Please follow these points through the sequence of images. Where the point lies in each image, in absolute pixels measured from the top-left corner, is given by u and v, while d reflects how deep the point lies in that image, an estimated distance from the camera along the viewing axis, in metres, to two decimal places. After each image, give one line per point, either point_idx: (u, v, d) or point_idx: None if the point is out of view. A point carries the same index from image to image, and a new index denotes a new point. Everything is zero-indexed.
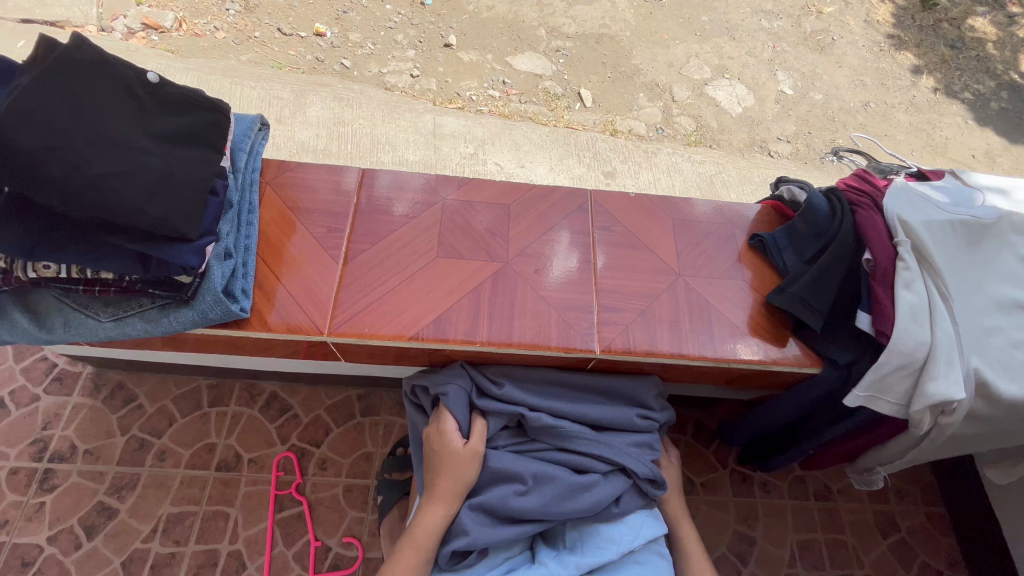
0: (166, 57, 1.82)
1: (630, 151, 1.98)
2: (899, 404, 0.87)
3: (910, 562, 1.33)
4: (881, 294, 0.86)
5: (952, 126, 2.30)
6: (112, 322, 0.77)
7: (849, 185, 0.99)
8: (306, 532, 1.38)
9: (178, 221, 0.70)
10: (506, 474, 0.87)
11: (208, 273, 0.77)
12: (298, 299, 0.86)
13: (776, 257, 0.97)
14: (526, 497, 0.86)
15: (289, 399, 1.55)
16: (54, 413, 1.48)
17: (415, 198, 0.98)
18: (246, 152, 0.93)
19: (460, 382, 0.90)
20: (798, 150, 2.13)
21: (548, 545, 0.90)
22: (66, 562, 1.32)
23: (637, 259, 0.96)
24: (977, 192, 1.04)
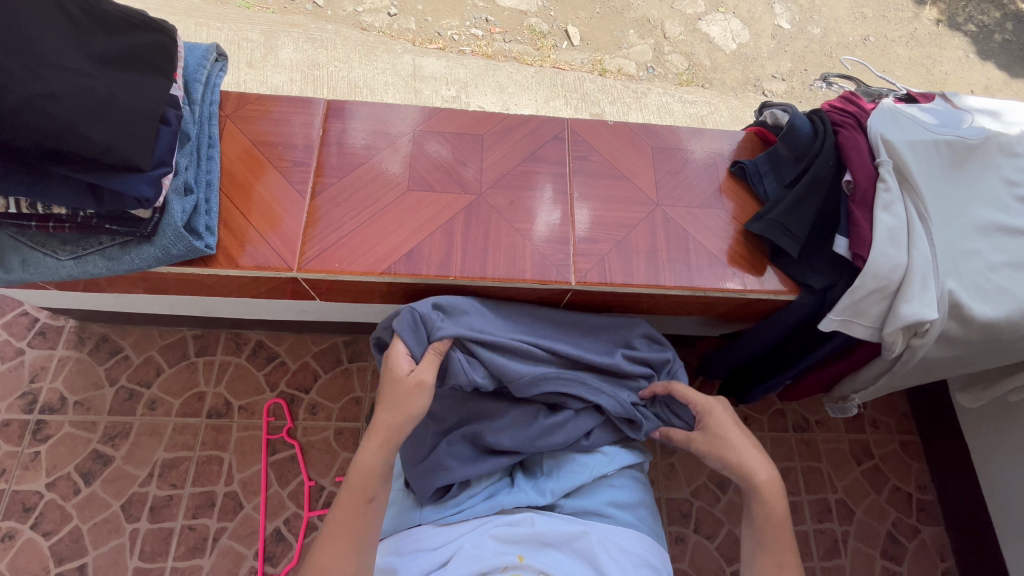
0: None
1: (620, 92, 1.91)
2: (872, 327, 0.88)
3: (881, 485, 1.39)
4: (859, 217, 0.85)
5: (953, 60, 2.21)
6: (73, 261, 0.75)
7: (833, 106, 0.95)
8: (301, 473, 1.42)
9: (126, 149, 0.66)
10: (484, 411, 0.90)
11: (167, 209, 0.75)
12: (266, 236, 0.83)
13: (756, 184, 0.95)
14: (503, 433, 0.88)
15: (276, 347, 1.55)
16: (40, 366, 1.48)
17: (385, 131, 0.95)
18: (202, 83, 0.87)
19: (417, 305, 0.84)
20: (793, 89, 2.05)
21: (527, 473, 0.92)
22: (66, 506, 1.36)
23: (614, 188, 0.94)
24: (966, 114, 1.01)
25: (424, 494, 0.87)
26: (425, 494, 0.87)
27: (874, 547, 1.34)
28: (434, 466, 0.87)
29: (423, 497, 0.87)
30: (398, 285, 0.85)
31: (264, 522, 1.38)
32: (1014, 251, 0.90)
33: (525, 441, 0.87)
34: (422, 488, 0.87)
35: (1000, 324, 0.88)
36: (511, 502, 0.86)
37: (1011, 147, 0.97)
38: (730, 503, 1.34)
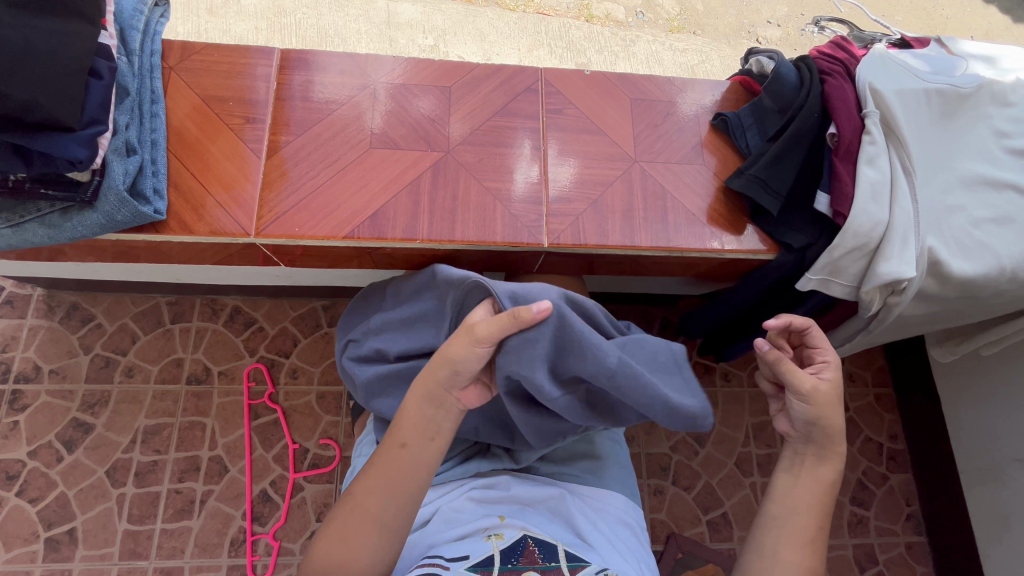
0: None
1: (607, 40, 1.81)
2: (851, 286, 0.87)
3: (854, 438, 1.43)
4: (843, 172, 0.81)
5: (954, 4, 2.11)
6: (10, 229, 0.70)
7: (821, 52, 0.90)
8: (284, 437, 1.43)
9: (48, 105, 0.60)
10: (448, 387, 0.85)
11: (107, 171, 0.70)
12: (222, 202, 0.79)
13: (738, 138, 0.90)
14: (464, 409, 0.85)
15: (254, 313, 1.53)
16: (11, 336, 1.44)
17: (344, 82, 0.88)
18: (139, 31, 0.80)
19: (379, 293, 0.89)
20: (789, 36, 1.96)
21: None
22: (50, 473, 1.37)
23: (591, 144, 0.90)
24: (961, 60, 0.96)
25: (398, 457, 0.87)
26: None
27: (844, 494, 1.39)
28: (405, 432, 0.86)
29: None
30: (362, 249, 0.82)
31: (250, 484, 1.39)
32: (998, 206, 0.88)
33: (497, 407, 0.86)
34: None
35: (978, 281, 0.87)
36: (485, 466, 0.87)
37: (1003, 96, 0.93)
38: (708, 456, 1.38)
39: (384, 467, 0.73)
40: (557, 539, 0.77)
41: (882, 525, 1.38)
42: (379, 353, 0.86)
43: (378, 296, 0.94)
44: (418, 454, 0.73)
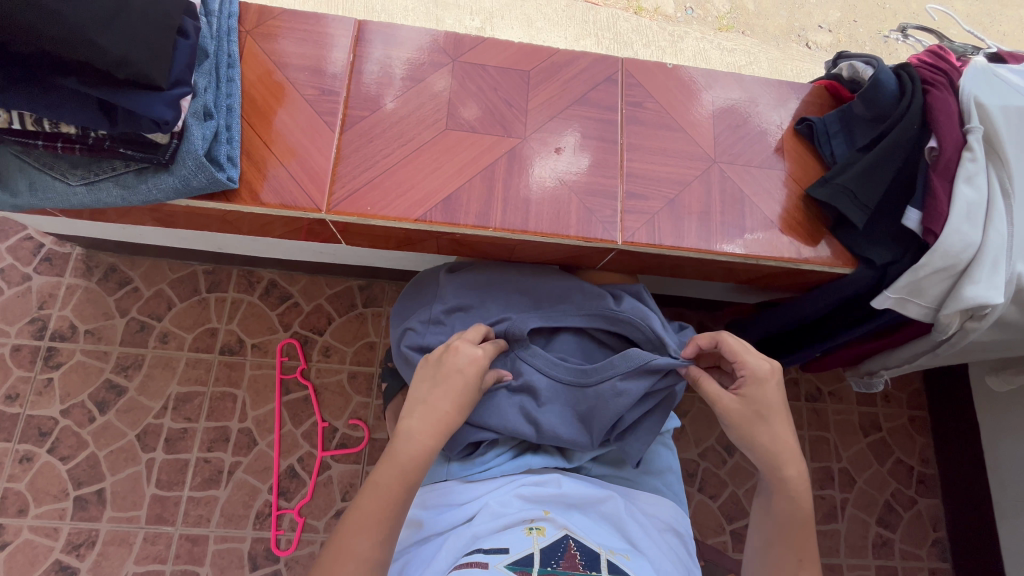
0: None
1: (657, 34, 1.77)
2: (929, 307, 0.84)
3: (887, 458, 1.41)
4: (938, 188, 0.78)
5: (1013, 19, 2.04)
6: (84, 187, 0.68)
7: (922, 62, 0.86)
8: (314, 413, 1.43)
9: (142, 63, 0.58)
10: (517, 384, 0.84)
11: (186, 134, 0.68)
12: (295, 175, 0.77)
13: (823, 145, 0.87)
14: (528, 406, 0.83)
15: (289, 287, 1.52)
16: (48, 293, 1.44)
17: (421, 60, 0.85)
18: None
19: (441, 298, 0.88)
20: (841, 41, 1.90)
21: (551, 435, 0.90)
22: (82, 433, 1.37)
23: (669, 141, 0.86)
24: None
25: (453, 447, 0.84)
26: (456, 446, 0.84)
27: (872, 514, 1.37)
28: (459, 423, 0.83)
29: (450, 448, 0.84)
30: (432, 233, 0.80)
31: (278, 459, 1.39)
32: None
33: (557, 405, 0.83)
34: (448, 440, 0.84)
35: None
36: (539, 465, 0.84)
37: None
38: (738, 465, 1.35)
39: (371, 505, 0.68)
40: (600, 547, 0.73)
41: (909, 549, 1.36)
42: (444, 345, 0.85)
43: (433, 281, 0.91)
44: (408, 490, 0.70)
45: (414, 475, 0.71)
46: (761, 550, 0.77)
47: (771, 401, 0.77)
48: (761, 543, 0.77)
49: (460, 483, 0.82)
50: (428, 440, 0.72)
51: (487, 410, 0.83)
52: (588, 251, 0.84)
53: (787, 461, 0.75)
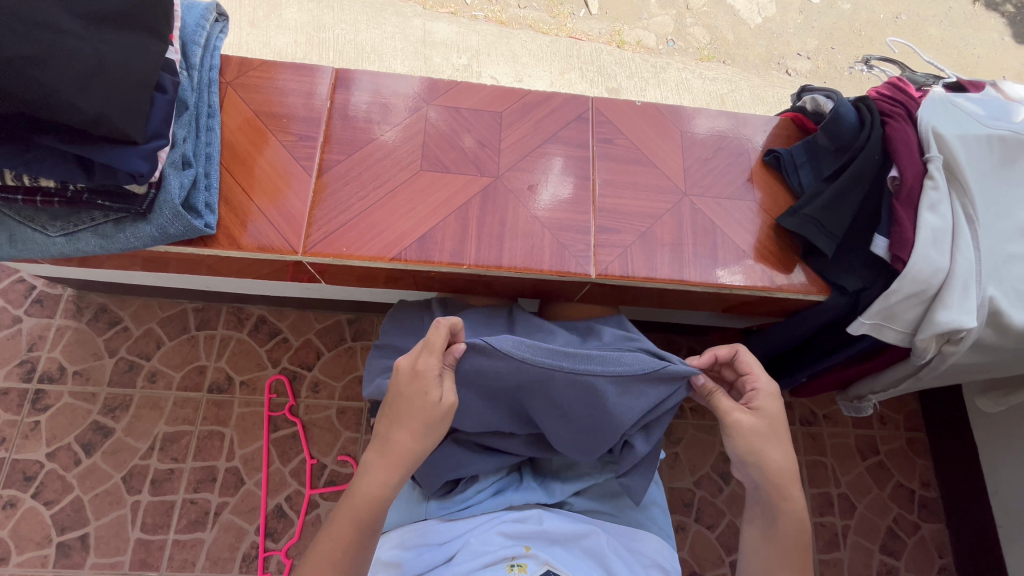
0: None
1: (639, 66, 1.85)
2: (905, 332, 0.84)
3: (886, 483, 1.38)
4: (902, 216, 0.79)
5: (984, 42, 2.11)
6: (63, 238, 0.69)
7: (880, 94, 0.89)
8: (302, 451, 1.42)
9: (117, 120, 0.60)
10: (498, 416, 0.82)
11: (163, 184, 0.70)
12: (271, 218, 0.78)
13: (791, 176, 0.89)
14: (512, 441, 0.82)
15: (279, 323, 1.52)
16: (38, 335, 1.45)
17: (398, 104, 0.88)
18: (201, 45, 0.80)
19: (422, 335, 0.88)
20: (819, 68, 1.97)
21: (535, 470, 0.87)
22: (67, 476, 1.35)
23: (640, 175, 0.88)
24: (1017, 105, 0.94)
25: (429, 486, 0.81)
26: (432, 485, 0.81)
27: (874, 542, 1.33)
28: (435, 462, 0.80)
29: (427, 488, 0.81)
30: (407, 272, 0.81)
31: (266, 498, 1.37)
32: None
33: (538, 438, 0.83)
34: (424, 481, 0.81)
35: None
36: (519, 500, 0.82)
37: None
38: (733, 494, 1.34)
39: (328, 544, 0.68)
40: None
41: None
42: None
43: (413, 317, 0.92)
44: (361, 528, 0.70)
45: (372, 516, 0.70)
46: (761, 573, 0.76)
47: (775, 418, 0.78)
48: (762, 566, 0.77)
49: (441, 522, 0.81)
50: (382, 477, 0.70)
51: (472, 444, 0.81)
52: (564, 285, 0.85)
53: (790, 482, 0.76)
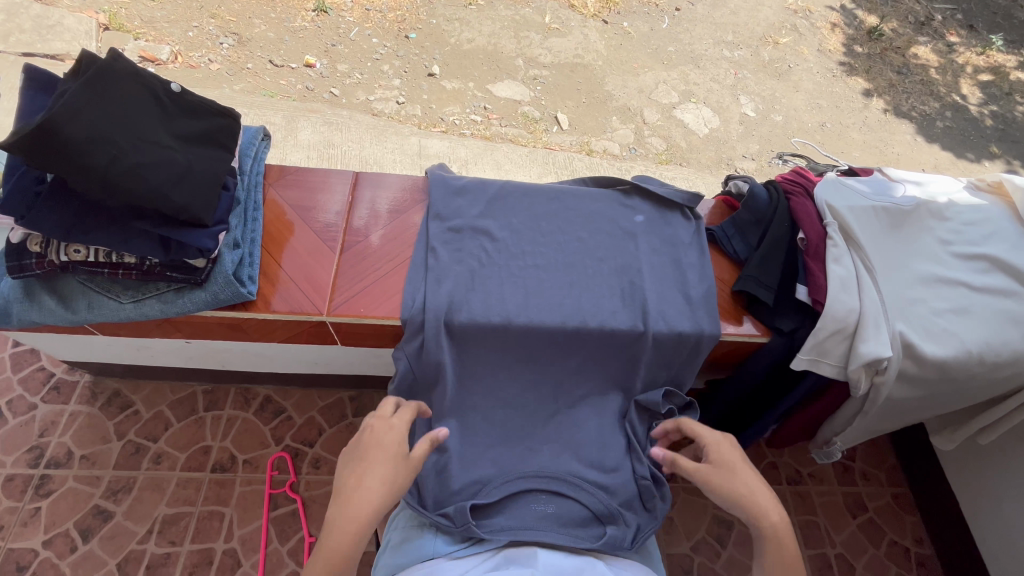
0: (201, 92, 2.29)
1: (606, 169, 2.40)
2: (839, 366, 0.99)
3: (879, 540, 1.45)
4: (815, 269, 1.00)
5: (864, 143, 2.95)
6: (131, 304, 0.84)
7: (785, 178, 1.14)
8: (302, 528, 1.43)
9: (198, 209, 0.78)
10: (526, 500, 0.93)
11: (219, 260, 0.87)
12: (301, 287, 0.96)
13: (726, 244, 1.11)
14: (533, 506, 0.92)
15: (283, 402, 1.61)
16: (51, 421, 1.51)
17: (400, 197, 1.10)
18: (251, 157, 1.02)
19: (477, 479, 0.95)
20: (762, 166, 2.70)
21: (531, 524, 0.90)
22: (61, 565, 1.34)
23: (583, 254, 1.07)
24: (898, 185, 1.18)
25: (421, 498, 0.92)
26: (428, 500, 0.92)
27: None
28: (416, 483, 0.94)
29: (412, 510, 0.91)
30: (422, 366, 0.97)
31: None
32: (954, 299, 1.05)
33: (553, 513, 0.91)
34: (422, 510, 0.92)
35: (950, 363, 1.01)
36: (503, 538, 0.87)
37: (940, 213, 1.15)
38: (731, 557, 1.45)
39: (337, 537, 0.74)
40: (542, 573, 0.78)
41: None
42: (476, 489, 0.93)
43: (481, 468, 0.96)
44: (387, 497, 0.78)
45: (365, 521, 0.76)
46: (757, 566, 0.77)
47: (730, 461, 0.86)
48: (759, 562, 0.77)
49: (446, 559, 0.85)
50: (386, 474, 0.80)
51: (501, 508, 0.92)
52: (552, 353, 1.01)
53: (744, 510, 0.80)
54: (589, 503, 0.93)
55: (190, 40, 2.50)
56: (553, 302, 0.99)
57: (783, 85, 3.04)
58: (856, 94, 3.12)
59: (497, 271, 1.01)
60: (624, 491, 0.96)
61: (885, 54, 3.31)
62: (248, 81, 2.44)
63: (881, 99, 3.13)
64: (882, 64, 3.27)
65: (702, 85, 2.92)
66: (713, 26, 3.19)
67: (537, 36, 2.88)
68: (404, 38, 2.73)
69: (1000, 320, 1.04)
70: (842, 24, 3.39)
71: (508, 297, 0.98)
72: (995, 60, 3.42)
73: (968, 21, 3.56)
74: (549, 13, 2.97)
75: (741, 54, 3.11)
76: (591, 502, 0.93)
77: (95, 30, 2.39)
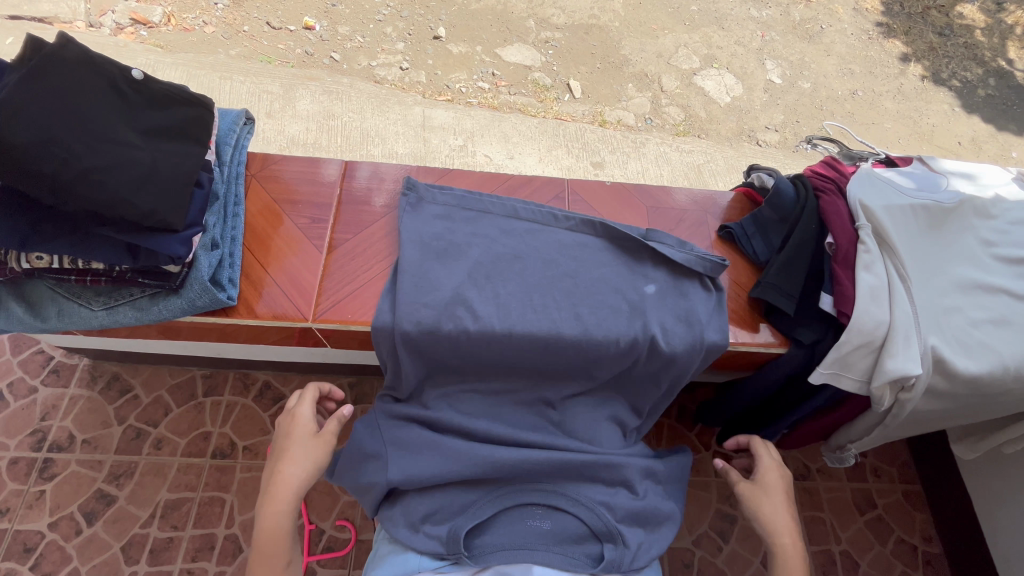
0: (194, 57, 2.17)
1: (619, 142, 2.27)
2: (862, 381, 0.92)
3: (886, 537, 1.41)
4: (843, 277, 0.92)
5: (899, 113, 2.75)
6: (104, 311, 0.79)
7: (815, 172, 1.06)
8: (300, 516, 1.39)
9: (163, 214, 0.72)
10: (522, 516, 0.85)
11: (195, 263, 0.81)
12: (285, 289, 0.90)
13: (746, 245, 1.04)
14: (528, 522, 0.85)
15: (283, 388, 1.59)
16: (52, 405, 1.51)
17: (392, 189, 1.02)
18: (232, 145, 0.94)
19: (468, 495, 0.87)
20: (785, 139, 2.54)
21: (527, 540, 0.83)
22: (67, 547, 1.36)
23: (586, 256, 0.97)
24: (940, 177, 1.07)
25: (407, 512, 0.86)
26: (415, 516, 0.86)
27: None
28: (401, 500, 0.87)
29: (398, 525, 0.86)
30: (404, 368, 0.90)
31: None
32: (994, 308, 0.96)
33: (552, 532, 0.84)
34: (407, 527, 0.86)
35: (984, 378, 0.93)
36: (492, 558, 0.81)
37: (985, 210, 1.04)
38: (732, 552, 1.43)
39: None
40: None
41: None
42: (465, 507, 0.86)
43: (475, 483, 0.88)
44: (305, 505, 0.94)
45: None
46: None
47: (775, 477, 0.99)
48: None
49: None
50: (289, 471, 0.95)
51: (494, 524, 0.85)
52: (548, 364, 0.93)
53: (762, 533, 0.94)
54: (590, 520, 0.86)
55: (183, 0, 2.37)
56: (549, 308, 0.91)
57: (813, 49, 2.82)
58: (893, 58, 2.89)
59: (490, 272, 0.92)
60: (627, 506, 0.88)
61: (927, 14, 3.04)
62: (244, 45, 2.32)
63: (920, 64, 2.90)
64: (923, 25, 3.01)
65: (726, 49, 2.71)
66: None
67: None
68: None
69: None
70: None
71: (492, 304, 0.89)
72: None
73: None
74: None
75: (769, 14, 2.88)
76: (591, 518, 0.86)
77: None
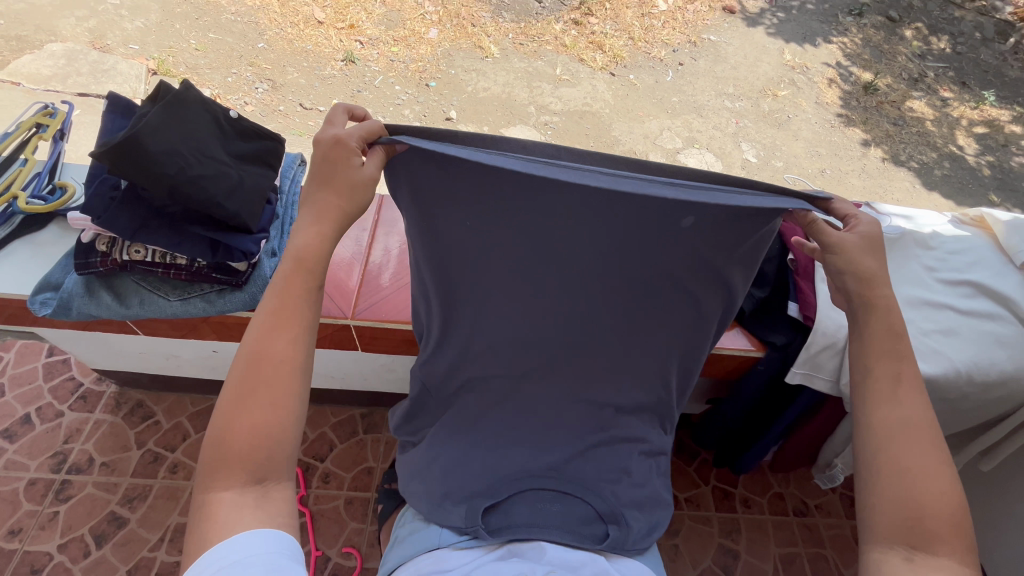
0: None
1: None
2: (833, 381, 1.04)
3: None
4: (805, 287, 1.08)
5: (863, 188, 3.06)
6: (178, 302, 0.94)
7: None
8: (308, 543, 1.45)
9: (245, 217, 0.88)
10: (537, 499, 0.93)
11: (259, 264, 0.96)
12: None
13: None
14: (543, 508, 0.92)
15: None
16: (76, 428, 1.57)
17: None
18: (290, 178, 1.13)
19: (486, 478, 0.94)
20: None
21: (541, 519, 0.90)
22: (74, 569, 1.37)
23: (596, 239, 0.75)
24: (883, 217, 1.26)
25: (432, 491, 0.94)
26: (437, 492, 0.94)
27: None
28: (427, 479, 0.96)
29: (423, 503, 0.94)
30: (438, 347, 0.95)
31: None
32: (941, 320, 1.11)
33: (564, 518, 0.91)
34: (431, 504, 0.93)
35: (939, 381, 1.05)
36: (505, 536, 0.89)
37: (925, 242, 1.22)
38: None
39: (266, 392, 0.68)
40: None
41: None
42: (485, 491, 0.93)
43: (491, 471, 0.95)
44: (273, 427, 0.67)
45: (270, 393, 0.68)
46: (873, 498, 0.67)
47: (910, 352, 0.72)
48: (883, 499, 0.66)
49: (451, 550, 0.88)
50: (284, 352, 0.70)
51: (512, 505, 0.92)
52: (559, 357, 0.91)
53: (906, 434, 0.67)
54: (594, 502, 0.93)
55: (229, 85, 2.73)
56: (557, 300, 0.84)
57: (780, 134, 3.20)
58: (853, 143, 3.27)
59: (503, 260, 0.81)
60: (630, 493, 0.95)
61: (881, 107, 3.48)
62: (280, 121, 2.64)
63: (879, 148, 3.27)
64: (878, 116, 3.43)
65: (704, 133, 3.08)
66: (714, 79, 3.40)
67: (549, 86, 3.09)
68: (425, 86, 2.95)
69: (988, 341, 1.09)
70: (837, 80, 3.59)
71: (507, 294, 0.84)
72: (988, 114, 3.59)
73: (959, 79, 3.76)
74: (560, 66, 3.20)
75: (741, 105, 3.30)
76: (596, 502, 0.93)
77: (144, 74, 2.64)
